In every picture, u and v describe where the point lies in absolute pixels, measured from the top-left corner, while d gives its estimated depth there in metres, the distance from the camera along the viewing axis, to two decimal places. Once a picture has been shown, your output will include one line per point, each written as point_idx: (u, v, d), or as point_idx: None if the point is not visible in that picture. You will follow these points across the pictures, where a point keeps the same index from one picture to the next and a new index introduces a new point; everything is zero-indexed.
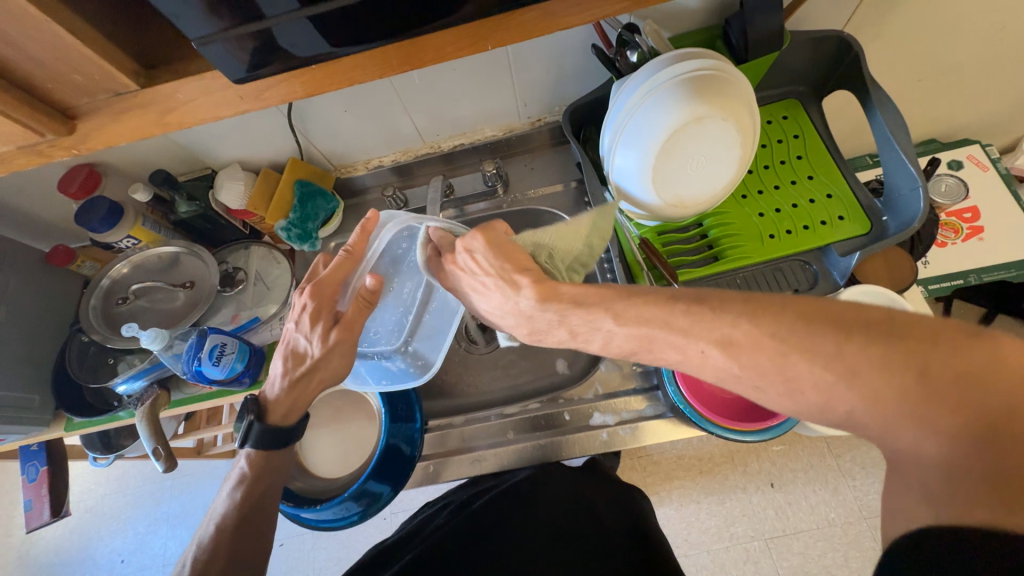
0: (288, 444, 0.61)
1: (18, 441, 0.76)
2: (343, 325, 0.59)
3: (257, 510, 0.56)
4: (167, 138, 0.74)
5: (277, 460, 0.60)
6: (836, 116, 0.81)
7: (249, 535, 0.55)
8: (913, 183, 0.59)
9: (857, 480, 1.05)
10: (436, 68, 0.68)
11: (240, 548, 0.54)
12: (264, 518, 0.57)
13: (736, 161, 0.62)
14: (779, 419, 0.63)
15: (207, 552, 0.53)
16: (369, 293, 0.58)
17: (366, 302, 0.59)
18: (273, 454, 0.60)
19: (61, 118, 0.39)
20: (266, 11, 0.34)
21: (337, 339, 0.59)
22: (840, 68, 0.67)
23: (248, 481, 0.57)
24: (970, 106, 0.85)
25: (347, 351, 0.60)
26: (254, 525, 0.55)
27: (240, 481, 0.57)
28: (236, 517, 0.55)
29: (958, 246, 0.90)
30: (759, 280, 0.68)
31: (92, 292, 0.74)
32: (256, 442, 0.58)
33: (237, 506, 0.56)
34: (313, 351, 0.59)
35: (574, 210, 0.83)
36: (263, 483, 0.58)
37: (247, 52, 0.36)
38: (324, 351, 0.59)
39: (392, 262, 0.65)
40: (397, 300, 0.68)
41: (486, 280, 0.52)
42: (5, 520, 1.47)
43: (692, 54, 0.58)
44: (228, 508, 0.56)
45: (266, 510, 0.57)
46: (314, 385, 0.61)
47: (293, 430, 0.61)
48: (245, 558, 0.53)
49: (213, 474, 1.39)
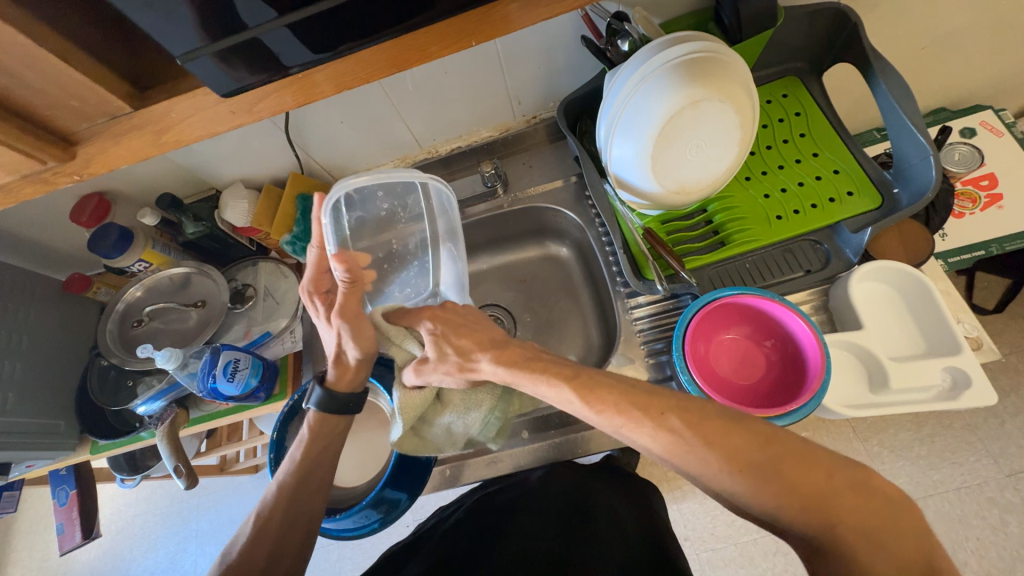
0: (348, 411, 0.62)
1: (47, 466, 0.78)
2: (336, 310, 0.57)
3: (315, 473, 0.59)
4: (170, 162, 0.75)
5: (333, 426, 0.62)
6: (839, 90, 0.79)
7: (304, 499, 0.58)
8: (925, 152, 0.57)
9: (886, 464, 1.03)
10: (428, 71, 0.68)
11: (296, 506, 0.57)
12: (320, 482, 0.60)
13: (737, 142, 0.61)
14: (799, 401, 0.54)
15: (267, 509, 0.56)
16: (348, 280, 0.56)
17: (353, 285, 0.57)
18: (331, 419, 0.61)
19: (62, 144, 0.40)
20: (248, 22, 0.35)
21: (339, 322, 0.57)
22: (838, 41, 0.65)
23: (307, 443, 0.60)
24: (980, 69, 0.82)
25: (359, 333, 0.58)
26: (311, 486, 0.59)
27: (301, 442, 0.60)
28: (294, 478, 0.58)
29: (976, 216, 0.86)
30: (770, 263, 0.66)
31: (108, 316, 0.76)
32: (320, 404, 0.61)
33: (297, 468, 0.58)
34: (333, 341, 0.60)
35: (576, 205, 0.82)
36: (321, 443, 0.61)
37: (229, 67, 0.37)
38: (339, 339, 0.59)
39: (382, 225, 0.64)
40: (403, 258, 0.68)
41: (465, 321, 0.58)
42: (41, 545, 1.51)
43: (684, 39, 0.56)
44: (290, 469, 0.59)
45: (321, 474, 0.60)
46: (350, 368, 0.62)
47: (353, 398, 0.62)
48: (296, 519, 0.56)
49: (237, 491, 1.41)
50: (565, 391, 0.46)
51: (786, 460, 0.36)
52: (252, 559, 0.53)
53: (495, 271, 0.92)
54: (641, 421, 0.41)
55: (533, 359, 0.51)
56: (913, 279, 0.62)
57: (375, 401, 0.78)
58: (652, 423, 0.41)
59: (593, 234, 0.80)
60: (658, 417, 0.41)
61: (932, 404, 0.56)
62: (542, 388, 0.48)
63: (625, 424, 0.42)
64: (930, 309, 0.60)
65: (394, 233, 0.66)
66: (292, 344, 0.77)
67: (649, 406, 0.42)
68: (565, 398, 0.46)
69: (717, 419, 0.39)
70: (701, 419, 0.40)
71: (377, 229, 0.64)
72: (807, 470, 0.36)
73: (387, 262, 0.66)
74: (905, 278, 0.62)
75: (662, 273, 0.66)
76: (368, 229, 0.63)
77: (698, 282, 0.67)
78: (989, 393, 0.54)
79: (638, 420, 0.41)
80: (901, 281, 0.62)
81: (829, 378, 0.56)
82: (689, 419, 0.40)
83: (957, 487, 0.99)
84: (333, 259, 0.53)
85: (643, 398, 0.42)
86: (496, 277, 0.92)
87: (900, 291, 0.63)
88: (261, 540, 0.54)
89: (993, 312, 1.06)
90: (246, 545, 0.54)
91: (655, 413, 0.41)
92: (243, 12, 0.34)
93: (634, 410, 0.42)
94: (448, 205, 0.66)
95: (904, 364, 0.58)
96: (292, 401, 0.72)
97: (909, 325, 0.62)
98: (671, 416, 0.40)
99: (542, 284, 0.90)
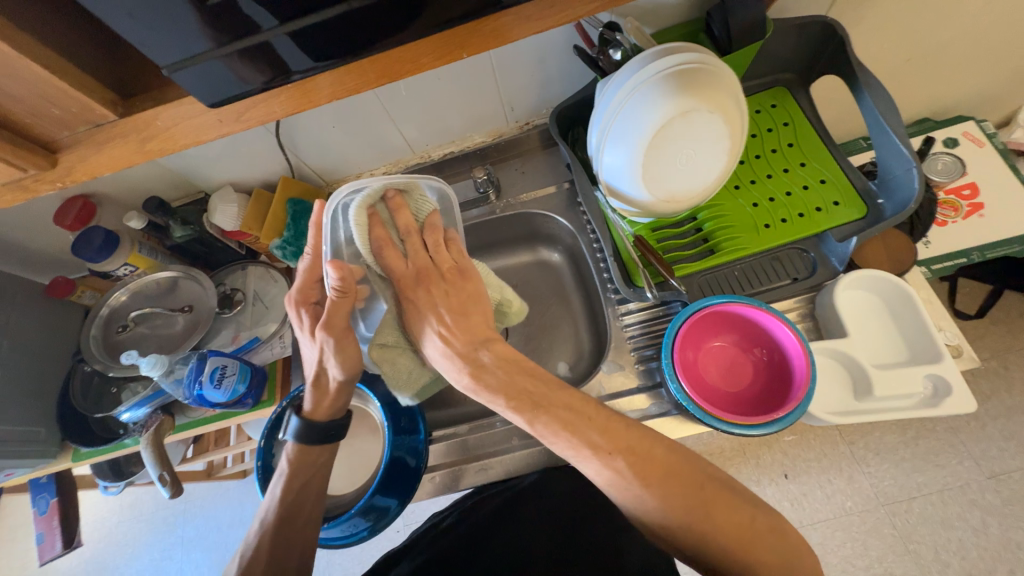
0: (330, 441, 0.62)
1: (27, 475, 0.77)
2: (321, 323, 0.55)
3: (300, 505, 0.59)
4: (158, 165, 0.74)
5: (314, 457, 0.61)
6: (826, 101, 0.81)
7: (293, 533, 0.58)
8: (908, 163, 0.58)
9: (871, 467, 1.05)
10: (421, 78, 0.68)
11: (284, 539, 0.57)
12: (311, 507, 0.60)
13: (726, 153, 0.62)
14: (783, 410, 0.55)
15: (253, 548, 0.57)
16: (339, 290, 0.54)
17: (345, 297, 0.54)
18: (312, 449, 0.60)
19: (43, 152, 0.39)
20: (261, 24, 0.34)
21: (323, 337, 0.56)
22: (826, 52, 0.66)
23: (289, 477, 0.59)
24: (961, 82, 0.84)
25: (343, 351, 0.57)
26: (298, 521, 0.58)
27: (281, 477, 0.59)
28: (279, 513, 0.58)
29: (959, 224, 0.88)
30: (757, 272, 0.67)
31: (92, 321, 0.74)
32: (297, 435, 0.60)
33: (280, 502, 0.58)
34: (315, 358, 0.59)
35: (567, 211, 0.82)
36: (301, 479, 0.60)
37: (239, 65, 0.36)
38: (323, 355, 0.58)
39: None
40: None
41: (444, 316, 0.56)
42: (21, 554, 1.47)
43: (676, 49, 0.57)
44: (273, 505, 0.58)
45: (310, 505, 0.60)
46: (329, 391, 0.61)
47: (335, 426, 0.62)
48: (288, 548, 0.57)
49: (225, 496, 1.40)
50: (522, 418, 0.48)
51: (716, 506, 0.43)
52: None
53: None
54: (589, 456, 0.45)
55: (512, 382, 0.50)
56: (897, 286, 0.63)
57: (364, 407, 0.77)
58: (599, 461, 0.44)
59: (584, 241, 0.81)
60: (606, 457, 0.44)
61: (917, 411, 0.58)
62: (501, 407, 0.49)
63: (577, 453, 0.46)
64: (914, 317, 0.62)
65: None
66: (282, 349, 0.78)
67: (599, 445, 0.45)
68: (520, 424, 0.48)
69: (662, 462, 0.44)
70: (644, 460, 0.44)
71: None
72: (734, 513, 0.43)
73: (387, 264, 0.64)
74: (887, 286, 0.63)
75: (651, 281, 0.66)
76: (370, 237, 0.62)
77: (687, 290, 0.68)
78: (969, 400, 0.56)
79: (587, 456, 0.45)
80: (884, 291, 0.64)
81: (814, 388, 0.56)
82: (635, 463, 0.44)
83: (940, 489, 1.01)
84: (328, 264, 0.52)
85: (595, 436, 0.45)
86: None
87: (885, 300, 0.64)
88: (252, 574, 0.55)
89: (975, 317, 1.09)
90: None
91: (604, 454, 0.44)
92: (252, 16, 0.33)
93: (586, 447, 0.45)
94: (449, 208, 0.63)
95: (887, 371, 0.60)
96: (279, 408, 0.71)
97: (893, 332, 0.63)
98: (617, 457, 0.44)
99: (534, 290, 0.90)
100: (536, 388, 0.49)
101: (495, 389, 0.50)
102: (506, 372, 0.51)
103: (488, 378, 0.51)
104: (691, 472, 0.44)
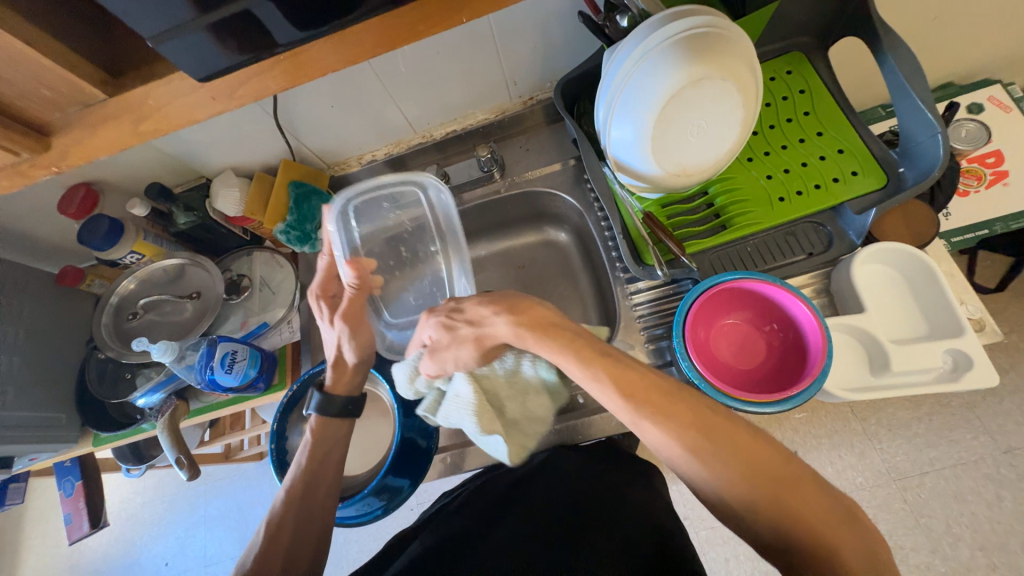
0: (349, 416, 0.63)
1: (49, 459, 0.79)
2: (341, 312, 0.60)
3: (319, 480, 0.60)
4: (157, 149, 0.73)
5: (333, 429, 0.62)
6: (843, 66, 0.77)
7: (315, 505, 0.59)
8: (933, 129, 0.55)
9: (882, 443, 1.04)
10: (419, 51, 0.66)
11: (305, 514, 0.58)
12: (331, 483, 0.61)
13: (740, 122, 0.60)
14: (798, 387, 0.54)
15: (279, 514, 0.57)
16: (356, 285, 0.61)
17: (359, 288, 0.61)
18: (332, 422, 0.62)
19: (35, 135, 0.38)
20: None
21: (341, 325, 0.61)
22: (847, 11, 0.62)
23: (311, 446, 0.60)
24: (990, 41, 0.79)
25: (359, 337, 0.61)
26: (318, 493, 0.59)
27: (306, 448, 0.60)
28: (299, 487, 0.58)
29: (981, 194, 0.85)
30: (771, 247, 0.65)
31: (102, 309, 0.75)
32: (319, 408, 0.61)
33: (303, 473, 0.59)
34: (333, 341, 0.62)
35: (574, 188, 0.80)
36: (323, 449, 0.61)
37: (230, 37, 0.35)
38: (340, 341, 0.61)
39: (388, 238, 0.70)
40: (414, 265, 0.72)
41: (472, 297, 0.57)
42: (52, 532, 1.54)
43: (688, 12, 0.54)
44: (296, 475, 0.59)
45: (328, 480, 0.60)
46: (347, 370, 0.63)
47: (354, 403, 0.63)
48: (304, 531, 0.57)
49: (242, 478, 1.43)
50: (590, 369, 0.47)
51: (797, 489, 0.39)
52: (267, 567, 0.54)
53: (494, 258, 0.91)
54: (667, 417, 0.43)
55: (561, 330, 0.51)
56: (921, 262, 0.60)
57: (374, 390, 0.77)
58: (678, 420, 0.42)
59: (591, 220, 0.79)
60: (690, 415, 0.43)
61: (933, 386, 0.57)
62: (566, 360, 0.49)
63: (654, 415, 0.43)
64: (933, 289, 0.60)
65: (406, 234, 0.70)
66: (291, 335, 0.79)
67: (678, 401, 0.44)
68: (585, 375, 0.47)
69: (743, 429, 0.42)
70: (729, 426, 0.42)
71: (386, 239, 0.70)
72: (815, 495, 0.40)
73: (397, 268, 0.70)
74: (908, 259, 0.61)
75: (661, 259, 0.65)
76: (379, 239, 0.70)
77: (698, 267, 0.66)
78: (990, 373, 0.54)
79: (667, 416, 0.43)
80: (904, 265, 0.62)
81: (830, 363, 0.55)
82: (720, 426, 0.42)
83: (952, 464, 1.00)
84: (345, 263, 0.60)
85: (671, 392, 0.44)
86: (494, 263, 0.91)
87: (902, 274, 0.62)
88: (277, 543, 0.55)
89: (995, 290, 1.06)
90: (261, 551, 0.55)
91: (686, 412, 0.43)
92: None
93: (664, 405, 0.43)
94: (446, 204, 0.68)
95: (905, 348, 0.58)
96: (292, 391, 0.71)
97: (912, 306, 0.61)
98: (701, 413, 0.43)
99: (540, 270, 0.89)
100: (594, 342, 0.49)
101: (547, 333, 0.50)
102: (561, 330, 0.51)
103: (539, 318, 0.52)
104: (771, 442, 0.42)
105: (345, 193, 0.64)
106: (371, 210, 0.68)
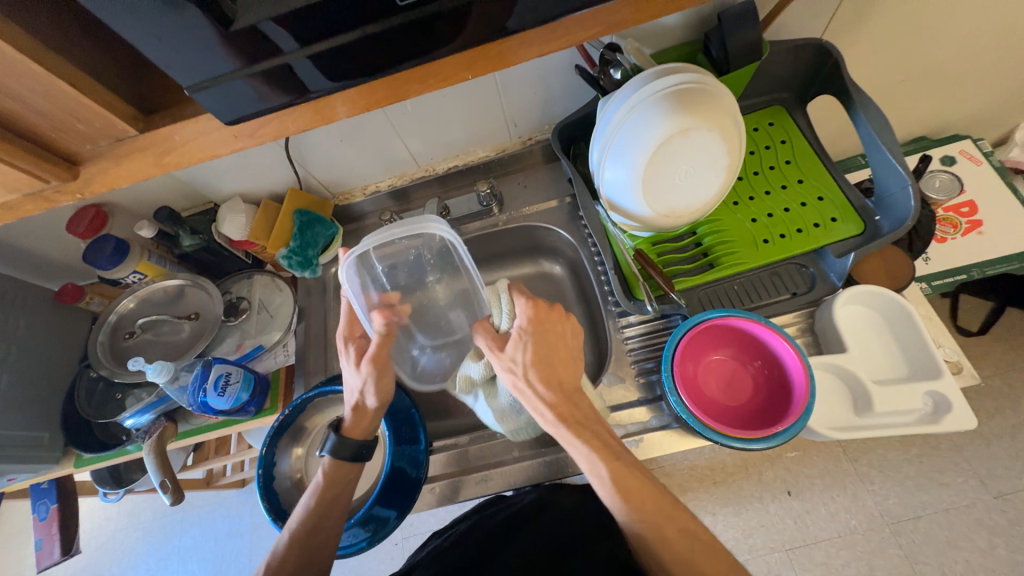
0: (362, 459, 0.63)
1: (28, 480, 0.77)
2: (369, 359, 0.59)
3: (319, 524, 0.59)
4: (170, 175, 0.76)
5: (345, 473, 0.62)
6: (822, 120, 0.82)
7: (315, 547, 0.58)
8: (903, 181, 0.59)
9: (875, 485, 1.03)
10: (427, 95, 0.70)
11: (304, 553, 0.57)
12: (334, 522, 0.60)
13: (725, 168, 0.63)
14: (784, 423, 0.55)
15: (276, 559, 0.57)
16: (384, 331, 0.59)
17: (387, 337, 0.60)
18: (345, 466, 0.61)
19: (64, 165, 0.41)
20: (283, 49, 0.35)
21: (369, 372, 0.60)
22: (822, 73, 0.68)
23: (322, 489, 0.60)
24: (958, 101, 0.85)
25: (385, 386, 0.61)
26: (318, 535, 0.59)
27: (316, 490, 0.60)
28: (302, 526, 0.58)
29: (958, 241, 0.89)
30: (756, 286, 0.68)
31: (100, 328, 0.76)
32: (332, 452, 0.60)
33: (305, 519, 0.58)
34: (354, 387, 0.61)
35: (569, 225, 0.84)
36: (332, 491, 0.60)
37: (258, 86, 0.38)
38: (363, 387, 0.61)
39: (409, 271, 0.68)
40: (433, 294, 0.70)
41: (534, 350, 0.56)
42: (17, 560, 1.47)
43: (674, 69, 0.59)
44: (298, 518, 0.59)
45: (330, 521, 0.60)
46: (368, 416, 0.63)
47: (368, 445, 0.63)
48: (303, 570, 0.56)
49: (222, 506, 1.39)
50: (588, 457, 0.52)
51: None
52: None
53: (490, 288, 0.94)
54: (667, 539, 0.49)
55: (584, 421, 0.54)
56: (898, 304, 0.63)
57: None
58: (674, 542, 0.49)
59: (585, 254, 0.82)
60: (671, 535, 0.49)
61: (914, 428, 0.58)
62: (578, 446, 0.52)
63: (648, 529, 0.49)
64: (910, 333, 0.62)
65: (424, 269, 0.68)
66: (286, 358, 0.80)
67: (672, 518, 0.50)
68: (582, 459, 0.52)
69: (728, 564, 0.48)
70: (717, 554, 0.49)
71: (408, 272, 0.68)
72: None
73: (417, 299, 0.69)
74: (888, 304, 0.64)
75: (651, 294, 0.67)
76: (399, 272, 0.67)
77: (687, 304, 0.69)
78: (968, 417, 0.56)
79: (647, 526, 0.49)
80: (884, 308, 0.64)
81: (814, 401, 0.56)
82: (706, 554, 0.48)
83: (944, 509, 1.00)
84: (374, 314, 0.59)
85: (666, 508, 0.51)
86: None
87: (884, 315, 0.65)
88: None
89: (978, 333, 1.09)
90: None
91: (665, 530, 0.49)
92: (279, 41, 0.35)
93: (652, 516, 0.50)
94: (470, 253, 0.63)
95: (886, 389, 0.60)
96: (282, 416, 0.71)
97: (891, 349, 0.64)
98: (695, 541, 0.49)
99: None
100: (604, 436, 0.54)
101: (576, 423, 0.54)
102: (589, 420, 0.55)
103: (550, 372, 0.56)
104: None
105: (365, 241, 0.57)
106: (391, 247, 0.63)
